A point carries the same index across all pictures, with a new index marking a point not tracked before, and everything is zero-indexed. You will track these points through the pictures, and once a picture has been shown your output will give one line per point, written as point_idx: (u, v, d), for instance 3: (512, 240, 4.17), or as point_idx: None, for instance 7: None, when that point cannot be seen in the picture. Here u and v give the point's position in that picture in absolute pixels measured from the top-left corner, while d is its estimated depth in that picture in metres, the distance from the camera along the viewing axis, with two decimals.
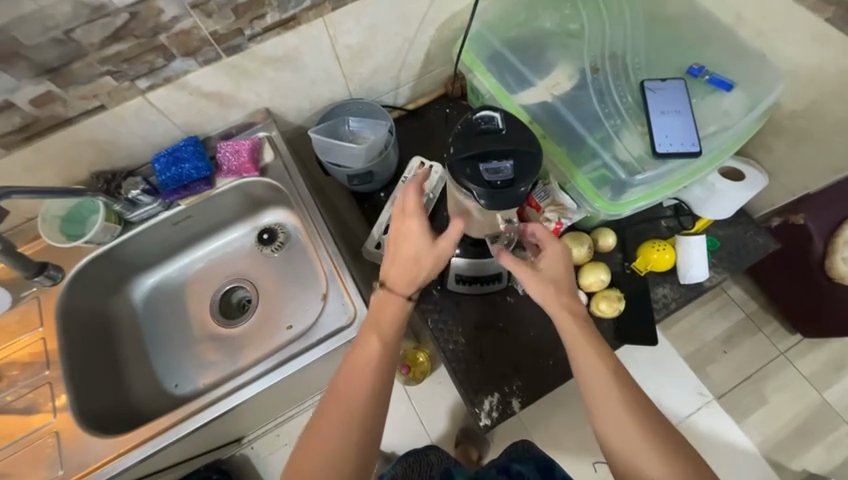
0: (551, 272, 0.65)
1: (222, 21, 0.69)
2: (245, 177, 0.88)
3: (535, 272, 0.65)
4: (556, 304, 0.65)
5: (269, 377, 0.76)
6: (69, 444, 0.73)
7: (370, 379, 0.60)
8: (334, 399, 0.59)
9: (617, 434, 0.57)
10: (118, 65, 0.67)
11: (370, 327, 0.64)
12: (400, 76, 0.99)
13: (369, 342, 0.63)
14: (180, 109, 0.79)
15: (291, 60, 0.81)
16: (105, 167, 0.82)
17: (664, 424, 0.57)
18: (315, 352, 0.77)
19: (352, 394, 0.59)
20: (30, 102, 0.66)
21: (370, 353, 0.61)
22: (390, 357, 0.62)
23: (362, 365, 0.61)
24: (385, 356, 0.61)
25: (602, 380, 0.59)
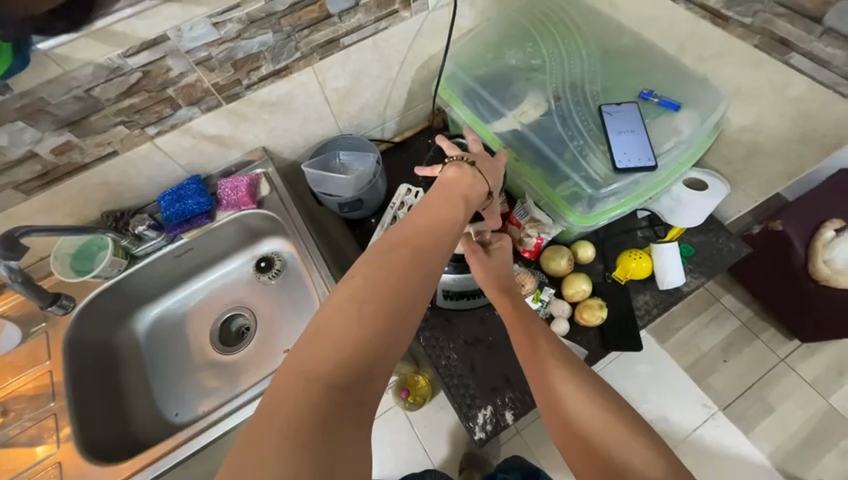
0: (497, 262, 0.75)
1: (223, 74, 0.78)
2: (242, 209, 0.94)
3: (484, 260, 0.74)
4: (499, 293, 0.71)
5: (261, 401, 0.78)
6: (70, 475, 0.75)
7: (440, 231, 0.59)
8: (397, 241, 0.57)
9: (560, 401, 0.56)
10: (130, 115, 0.76)
11: (452, 192, 0.66)
12: (386, 112, 1.09)
13: (454, 207, 0.63)
14: (184, 151, 0.87)
15: (284, 104, 0.90)
16: (115, 207, 0.89)
17: (622, 405, 0.55)
18: None
19: (421, 238, 0.57)
20: (51, 151, 0.74)
21: (446, 214, 0.62)
22: (462, 220, 0.63)
23: (430, 218, 0.61)
24: (456, 216, 0.62)
25: (543, 352, 0.61)
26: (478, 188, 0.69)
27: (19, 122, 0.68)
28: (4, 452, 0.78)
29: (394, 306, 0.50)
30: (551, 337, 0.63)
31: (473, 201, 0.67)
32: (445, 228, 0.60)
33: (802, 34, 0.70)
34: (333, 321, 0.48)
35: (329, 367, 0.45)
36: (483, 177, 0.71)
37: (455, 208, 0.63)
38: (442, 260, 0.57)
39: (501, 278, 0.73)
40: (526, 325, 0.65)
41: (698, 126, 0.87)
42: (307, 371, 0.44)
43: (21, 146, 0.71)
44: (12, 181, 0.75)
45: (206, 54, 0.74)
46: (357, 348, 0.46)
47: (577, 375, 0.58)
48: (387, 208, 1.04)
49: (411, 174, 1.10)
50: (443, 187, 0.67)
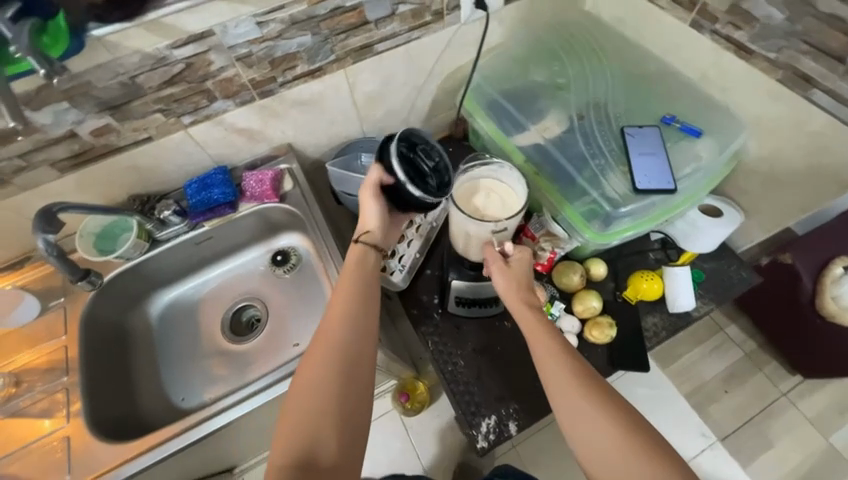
0: (518, 268, 0.75)
1: (260, 71, 0.81)
2: (265, 203, 0.96)
3: (506, 269, 0.74)
4: (523, 307, 0.71)
5: (272, 391, 0.79)
6: (79, 449, 0.75)
7: (352, 317, 0.66)
8: (318, 336, 0.65)
9: (573, 423, 0.58)
10: (169, 104, 0.78)
11: (356, 274, 0.73)
12: (409, 118, 1.12)
13: (348, 284, 0.71)
14: (214, 142, 0.90)
15: (315, 103, 0.94)
16: (142, 191, 0.92)
17: (636, 419, 0.56)
18: None
19: (333, 323, 0.66)
20: (90, 132, 0.76)
21: (347, 290, 0.70)
22: (364, 292, 0.70)
23: (338, 300, 0.69)
24: (356, 291, 0.70)
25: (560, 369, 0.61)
26: (364, 252, 0.77)
27: (64, 102, 0.71)
28: (13, 422, 0.78)
29: (327, 392, 0.60)
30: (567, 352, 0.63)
31: (363, 267, 0.75)
32: (351, 306, 0.68)
33: (825, 71, 0.72)
34: (285, 417, 0.60)
35: (287, 458, 0.56)
36: (358, 244, 0.77)
37: (361, 288, 0.71)
38: (357, 334, 0.66)
39: (524, 291, 0.73)
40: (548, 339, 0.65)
41: (717, 154, 0.89)
42: (274, 465, 0.56)
43: (63, 125, 0.74)
44: (49, 158, 0.77)
45: (247, 50, 0.77)
46: (303, 442, 0.57)
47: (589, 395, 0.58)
48: None
49: None
50: (349, 269, 0.73)
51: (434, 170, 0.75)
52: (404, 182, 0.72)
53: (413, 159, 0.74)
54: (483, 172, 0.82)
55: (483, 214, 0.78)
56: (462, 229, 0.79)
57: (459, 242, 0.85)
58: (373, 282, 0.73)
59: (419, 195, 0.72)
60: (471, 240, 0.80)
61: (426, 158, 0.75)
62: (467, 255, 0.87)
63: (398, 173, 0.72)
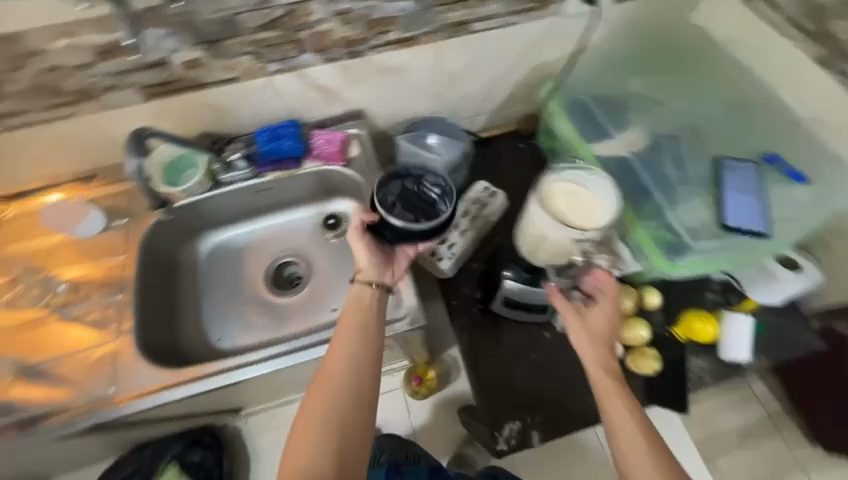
0: (595, 325, 0.65)
1: (355, 29, 0.80)
2: (330, 164, 0.95)
3: (580, 319, 0.65)
4: (600, 371, 0.62)
5: (311, 352, 0.80)
6: (125, 365, 0.78)
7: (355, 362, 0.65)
8: (319, 376, 0.65)
9: None
10: (261, 48, 0.77)
11: (357, 314, 0.70)
12: (483, 105, 1.08)
13: (350, 327, 0.68)
14: (292, 94, 0.89)
15: (397, 73, 0.91)
16: (214, 129, 0.91)
17: None
18: None
19: (334, 370, 0.65)
20: (183, 63, 0.75)
21: (349, 335, 0.67)
22: (366, 335, 0.68)
23: (341, 344, 0.67)
24: (358, 334, 0.68)
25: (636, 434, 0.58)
26: (367, 293, 0.72)
27: (165, 28, 0.71)
28: (63, 327, 0.80)
29: (326, 442, 0.60)
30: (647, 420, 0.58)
31: (366, 307, 0.71)
32: (352, 352, 0.66)
33: None
34: (289, 459, 0.61)
35: None
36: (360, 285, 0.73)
37: (362, 329, 0.69)
38: (358, 380, 0.65)
39: (604, 351, 0.64)
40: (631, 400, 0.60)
41: (817, 205, 0.83)
42: None
43: (159, 51, 0.73)
44: (139, 81, 0.76)
45: (347, 6, 0.76)
46: None
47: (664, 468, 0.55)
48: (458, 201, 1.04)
49: (487, 174, 1.11)
50: (349, 308, 0.70)
51: (440, 195, 0.76)
52: (386, 215, 0.71)
53: (413, 191, 0.76)
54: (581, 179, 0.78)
55: (566, 219, 0.75)
56: (537, 230, 0.77)
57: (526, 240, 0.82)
58: (377, 323, 0.70)
59: (406, 225, 0.71)
60: (546, 244, 0.78)
61: (431, 186, 0.77)
62: (532, 258, 0.84)
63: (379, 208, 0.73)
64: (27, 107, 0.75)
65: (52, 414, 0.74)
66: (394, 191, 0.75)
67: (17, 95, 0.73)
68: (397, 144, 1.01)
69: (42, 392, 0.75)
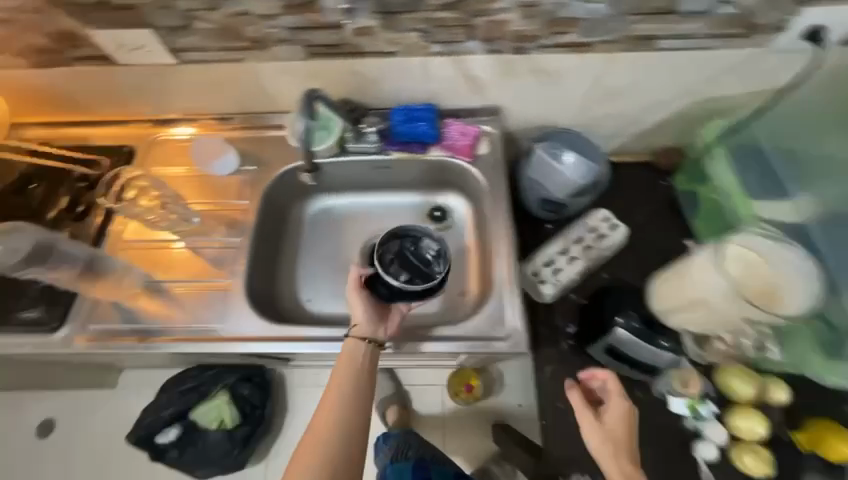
0: (615, 430, 0.70)
1: (532, 25, 0.74)
2: (456, 157, 0.92)
3: (597, 423, 0.72)
4: (621, 479, 0.64)
5: (402, 345, 0.80)
6: (235, 306, 0.83)
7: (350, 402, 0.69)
8: (313, 424, 0.68)
9: None
10: (431, 27, 0.74)
11: (349, 370, 0.72)
12: (626, 128, 0.98)
13: (345, 372, 0.72)
14: (440, 78, 0.85)
15: (552, 77, 0.85)
16: (354, 95, 0.89)
17: None
18: (447, 344, 0.79)
19: (328, 413, 0.68)
20: (353, 31, 0.75)
21: (343, 377, 0.71)
22: (359, 378, 0.72)
23: (336, 389, 0.70)
24: (353, 378, 0.71)
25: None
26: (361, 345, 0.74)
27: None
28: (185, 255, 0.86)
29: None
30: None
31: (362, 355, 0.74)
32: (347, 394, 0.70)
33: None
34: None
35: None
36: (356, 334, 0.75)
37: (354, 382, 0.71)
38: (354, 422, 0.68)
39: (622, 459, 0.67)
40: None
41: None
42: None
43: (338, 15, 0.73)
44: (307, 40, 0.76)
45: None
46: None
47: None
48: (574, 225, 0.98)
49: (608, 201, 1.02)
50: (343, 358, 0.73)
51: (437, 256, 0.79)
52: (382, 274, 0.75)
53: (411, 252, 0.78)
54: (762, 250, 0.74)
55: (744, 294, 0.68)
56: (699, 294, 0.75)
57: (670, 299, 0.81)
58: (372, 368, 0.74)
59: (401, 285, 0.74)
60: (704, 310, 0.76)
61: (429, 246, 0.79)
62: (668, 315, 0.83)
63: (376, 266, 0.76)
64: (203, 45, 0.78)
65: (162, 332, 0.79)
66: (393, 249, 0.79)
67: (199, 33, 0.76)
68: (530, 151, 0.94)
69: (159, 311, 0.80)
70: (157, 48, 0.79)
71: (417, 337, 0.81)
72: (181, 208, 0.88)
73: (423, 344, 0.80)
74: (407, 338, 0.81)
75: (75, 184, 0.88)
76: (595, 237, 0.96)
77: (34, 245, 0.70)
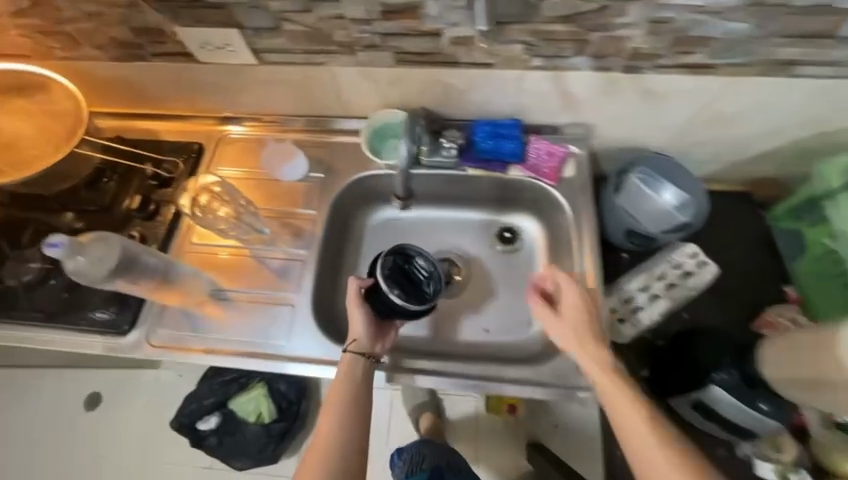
0: (574, 320, 0.70)
1: (655, 43, 0.66)
2: (539, 180, 0.85)
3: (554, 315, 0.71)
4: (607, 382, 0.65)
5: (475, 388, 0.76)
6: (301, 321, 0.79)
7: (348, 420, 0.69)
8: (313, 444, 0.68)
9: None
10: (539, 40, 0.67)
11: (347, 385, 0.71)
12: (723, 156, 0.90)
13: (340, 391, 0.70)
14: (532, 94, 0.78)
15: (659, 99, 0.77)
16: (433, 106, 0.84)
17: None
18: (525, 390, 0.75)
19: (326, 435, 0.68)
20: (452, 39, 0.69)
21: (337, 396, 0.70)
22: (356, 394, 0.71)
23: (333, 409, 0.69)
24: (347, 395, 0.70)
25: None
26: (357, 360, 0.73)
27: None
28: (251, 264, 0.83)
29: None
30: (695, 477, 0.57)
31: (360, 371, 0.73)
32: (344, 413, 0.69)
33: None
34: None
35: None
36: (351, 352, 0.73)
37: (349, 398, 0.70)
38: (351, 439, 0.68)
39: (603, 356, 0.67)
40: (669, 455, 0.59)
41: None
42: None
43: (440, 22, 0.67)
44: (398, 47, 0.71)
45: (670, 15, 0.63)
46: None
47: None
48: (655, 259, 0.91)
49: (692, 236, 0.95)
50: (340, 375, 0.72)
51: (428, 278, 0.78)
52: (385, 292, 0.73)
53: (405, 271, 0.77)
54: None
55: None
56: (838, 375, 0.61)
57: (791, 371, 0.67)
58: (368, 379, 0.73)
59: (402, 304, 0.73)
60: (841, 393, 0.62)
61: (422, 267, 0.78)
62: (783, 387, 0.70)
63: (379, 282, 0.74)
64: (289, 47, 0.74)
65: (223, 345, 0.76)
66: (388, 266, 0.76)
67: (287, 34, 0.72)
68: (625, 180, 0.86)
69: (222, 321, 0.78)
70: (240, 48, 0.75)
71: (477, 378, 0.77)
72: (252, 217, 0.84)
73: (416, 377, 0.77)
74: (399, 370, 0.78)
75: (146, 180, 0.87)
76: (681, 275, 0.89)
77: (121, 256, 0.65)
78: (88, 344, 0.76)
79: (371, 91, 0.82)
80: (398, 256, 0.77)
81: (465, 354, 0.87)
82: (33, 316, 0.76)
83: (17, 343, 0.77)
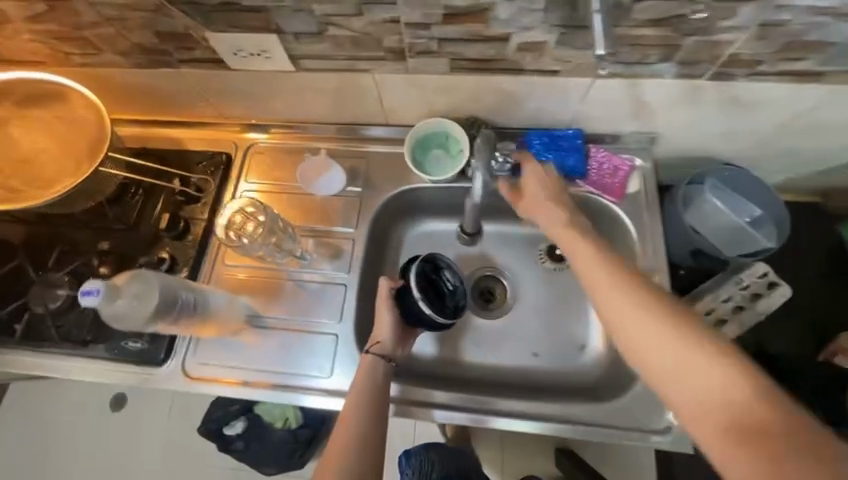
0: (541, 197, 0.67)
1: (761, 49, 0.57)
2: (601, 196, 0.77)
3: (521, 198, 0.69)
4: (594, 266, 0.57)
5: (540, 427, 0.70)
6: (345, 352, 0.74)
7: (367, 424, 0.62)
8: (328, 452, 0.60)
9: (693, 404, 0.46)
10: (622, 46, 0.59)
11: (365, 386, 0.65)
12: (802, 166, 0.82)
13: (356, 392, 0.64)
14: (600, 102, 0.70)
15: (746, 108, 0.68)
16: (484, 113, 0.76)
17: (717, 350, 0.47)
18: (595, 432, 0.69)
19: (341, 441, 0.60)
20: (519, 45, 0.60)
21: (355, 399, 0.64)
22: (375, 397, 0.65)
23: (349, 412, 0.63)
24: (363, 395, 0.64)
25: (733, 396, 0.44)
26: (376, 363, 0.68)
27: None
28: (289, 288, 0.78)
29: None
30: (728, 356, 0.46)
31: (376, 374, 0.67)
32: (366, 416, 0.62)
33: None
34: None
35: None
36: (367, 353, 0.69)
37: (367, 399, 0.64)
38: (371, 441, 0.61)
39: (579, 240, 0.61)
40: (675, 325, 0.49)
41: None
42: None
43: (509, 25, 0.58)
44: (455, 53, 0.63)
45: (789, 18, 0.53)
46: None
47: (787, 434, 0.40)
48: (722, 280, 0.79)
49: None
50: (357, 377, 0.67)
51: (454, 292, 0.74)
52: (416, 298, 0.69)
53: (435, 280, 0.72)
54: None
55: None
56: None
57: None
58: (385, 374, 0.68)
59: (429, 313, 0.69)
60: None
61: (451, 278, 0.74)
62: None
63: (411, 286, 0.70)
64: (330, 52, 0.67)
65: (260, 377, 0.72)
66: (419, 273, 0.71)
67: (330, 39, 0.64)
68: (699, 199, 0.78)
69: (259, 350, 0.74)
70: (276, 54, 0.68)
71: (482, 411, 0.72)
72: (290, 242, 0.78)
73: (432, 411, 0.72)
74: (411, 404, 0.73)
75: (174, 196, 0.81)
76: (748, 296, 0.78)
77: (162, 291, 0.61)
78: (122, 374, 0.72)
79: (417, 99, 0.74)
80: (430, 264, 0.73)
81: (518, 382, 0.82)
82: (64, 342, 0.73)
83: (48, 372, 0.73)
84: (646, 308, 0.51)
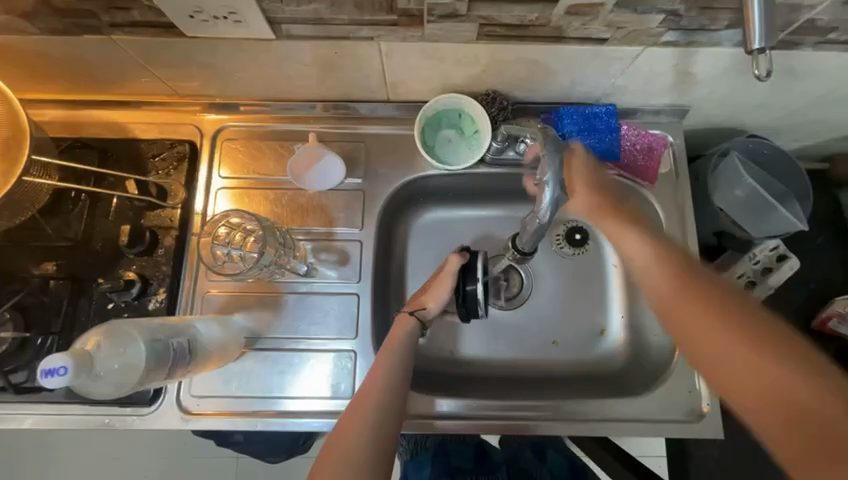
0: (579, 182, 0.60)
1: (839, 14, 0.50)
2: (631, 180, 0.70)
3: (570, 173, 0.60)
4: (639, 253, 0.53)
5: (572, 428, 0.68)
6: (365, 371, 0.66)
7: (396, 386, 0.54)
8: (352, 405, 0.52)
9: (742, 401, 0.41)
10: (690, 8, 0.50)
11: (401, 346, 0.59)
12: (830, 138, 0.79)
13: (387, 354, 0.57)
14: (645, 74, 0.61)
15: (795, 80, 0.62)
16: (508, 88, 0.65)
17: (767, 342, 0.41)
18: (626, 427, 0.68)
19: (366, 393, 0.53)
20: (569, 6, 0.49)
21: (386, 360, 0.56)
22: (406, 364, 0.57)
23: (379, 369, 0.55)
24: (395, 357, 0.57)
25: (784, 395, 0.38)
26: (411, 326, 0.62)
27: None
28: (289, 302, 0.67)
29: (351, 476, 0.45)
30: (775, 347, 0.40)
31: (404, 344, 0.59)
32: (396, 383, 0.54)
33: None
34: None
35: None
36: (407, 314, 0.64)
37: (399, 362, 0.57)
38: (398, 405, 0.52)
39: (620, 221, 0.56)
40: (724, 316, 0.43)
41: None
42: None
43: None
44: (489, 17, 0.51)
45: None
46: None
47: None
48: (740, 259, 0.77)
49: None
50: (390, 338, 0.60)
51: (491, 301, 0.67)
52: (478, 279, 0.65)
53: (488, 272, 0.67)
54: None
55: None
56: None
57: None
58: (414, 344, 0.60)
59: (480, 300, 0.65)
60: None
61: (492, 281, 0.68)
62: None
63: (478, 265, 0.66)
64: (324, 15, 0.52)
65: (270, 406, 0.64)
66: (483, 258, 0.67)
67: None
68: (738, 174, 0.71)
69: (264, 375, 0.65)
70: (250, 18, 0.52)
71: (493, 416, 0.69)
72: (289, 253, 0.68)
73: (437, 422, 0.68)
74: (425, 417, 0.68)
75: (129, 201, 0.65)
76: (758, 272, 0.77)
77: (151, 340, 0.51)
78: (106, 417, 0.62)
79: (431, 72, 0.61)
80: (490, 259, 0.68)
81: (540, 376, 0.78)
82: (24, 391, 0.61)
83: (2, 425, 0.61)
84: (694, 290, 0.46)
